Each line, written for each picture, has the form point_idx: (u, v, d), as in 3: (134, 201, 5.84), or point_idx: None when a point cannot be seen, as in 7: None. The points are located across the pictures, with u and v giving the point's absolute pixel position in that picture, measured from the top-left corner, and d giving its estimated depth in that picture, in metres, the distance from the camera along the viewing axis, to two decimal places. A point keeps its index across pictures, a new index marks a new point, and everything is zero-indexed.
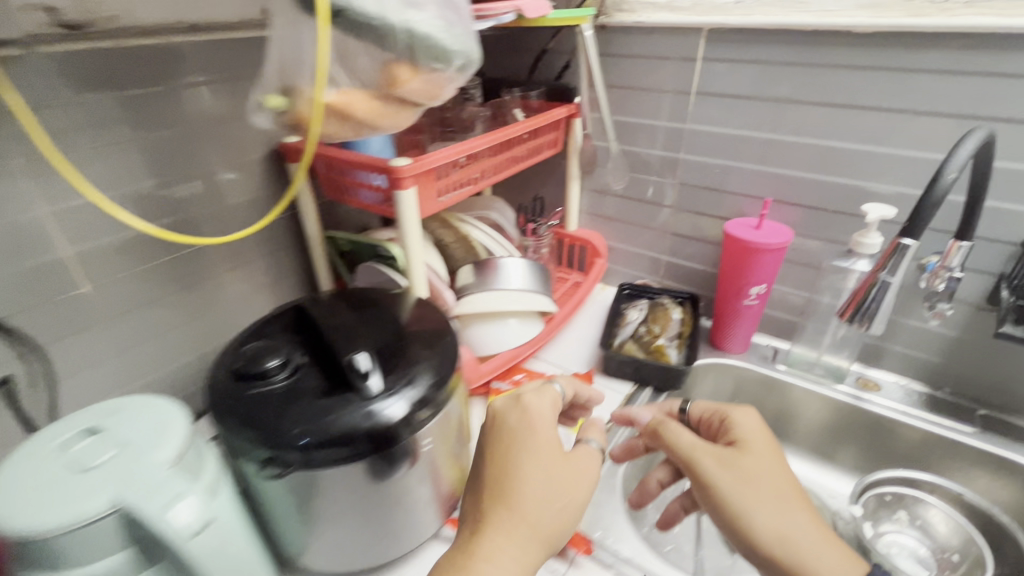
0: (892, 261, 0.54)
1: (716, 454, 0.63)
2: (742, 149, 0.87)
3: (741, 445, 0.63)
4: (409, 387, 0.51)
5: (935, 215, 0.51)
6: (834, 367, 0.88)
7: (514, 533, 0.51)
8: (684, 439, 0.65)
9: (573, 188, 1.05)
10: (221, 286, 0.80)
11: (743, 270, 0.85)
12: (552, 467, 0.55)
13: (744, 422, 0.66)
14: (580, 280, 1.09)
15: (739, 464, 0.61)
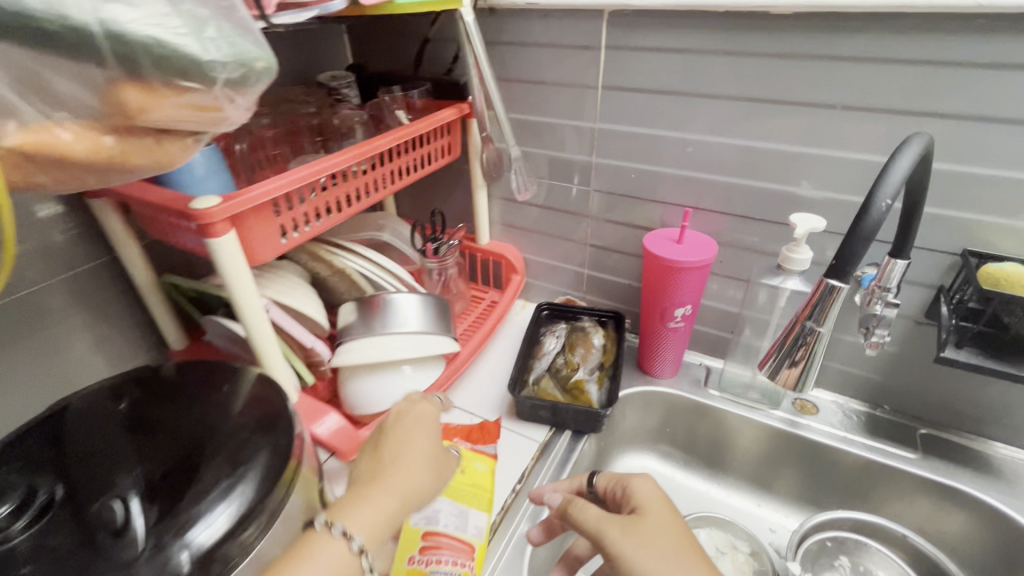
0: (819, 306, 0.44)
1: (621, 526, 0.53)
2: (659, 151, 0.76)
3: (643, 516, 0.54)
4: (181, 535, 0.37)
5: (867, 252, 0.41)
6: (768, 390, 0.80)
7: (372, 502, 0.46)
8: (589, 513, 0.55)
9: (479, 198, 0.92)
10: (18, 360, 0.62)
11: (666, 291, 0.75)
12: (412, 471, 0.49)
13: (644, 489, 0.58)
14: (497, 300, 0.98)
15: (644, 532, 0.52)
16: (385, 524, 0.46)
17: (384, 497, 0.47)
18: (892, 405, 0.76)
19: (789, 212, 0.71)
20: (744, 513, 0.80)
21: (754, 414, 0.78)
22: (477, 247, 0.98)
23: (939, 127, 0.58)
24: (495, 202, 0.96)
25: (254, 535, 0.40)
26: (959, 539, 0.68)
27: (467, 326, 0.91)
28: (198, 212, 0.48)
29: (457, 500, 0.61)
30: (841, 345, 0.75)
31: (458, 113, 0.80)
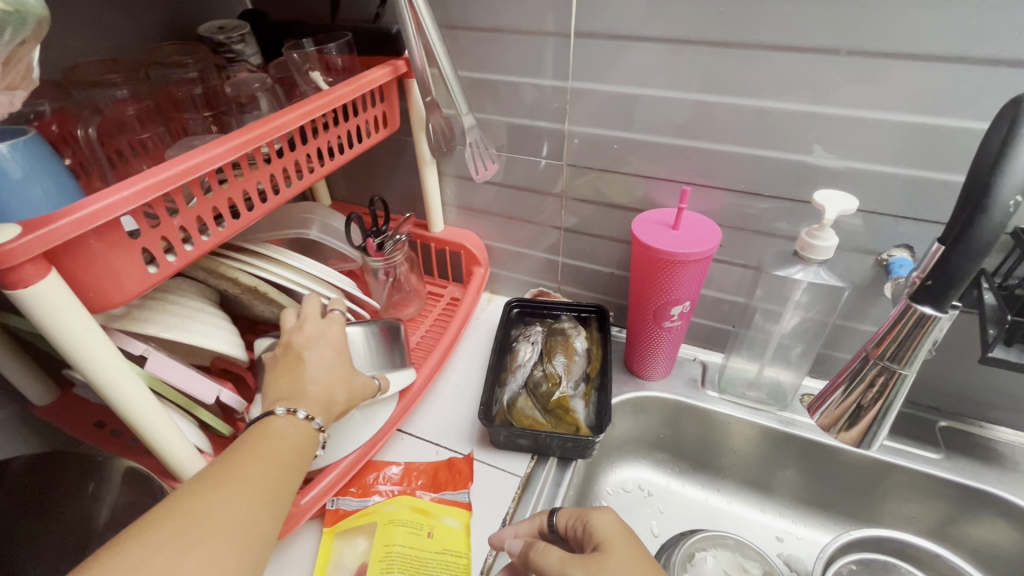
0: (901, 336, 0.39)
1: (587, 571, 0.41)
2: (644, 115, 0.61)
3: (615, 559, 0.41)
4: None
5: (969, 279, 0.35)
6: (773, 387, 0.70)
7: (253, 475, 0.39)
8: (551, 557, 0.43)
9: (427, 178, 0.75)
10: None
11: (660, 286, 0.63)
12: (340, 371, 0.51)
13: (606, 520, 0.45)
14: (459, 296, 0.83)
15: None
16: (293, 452, 0.43)
17: (293, 437, 0.44)
18: (907, 396, 0.68)
19: (802, 186, 0.59)
20: (748, 522, 0.72)
21: (760, 417, 0.69)
22: (430, 236, 0.82)
23: (996, 78, 0.47)
24: (447, 180, 0.80)
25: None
26: (984, 542, 0.61)
27: (425, 332, 0.77)
28: None
29: None
30: (855, 336, 0.66)
31: (391, 73, 0.63)
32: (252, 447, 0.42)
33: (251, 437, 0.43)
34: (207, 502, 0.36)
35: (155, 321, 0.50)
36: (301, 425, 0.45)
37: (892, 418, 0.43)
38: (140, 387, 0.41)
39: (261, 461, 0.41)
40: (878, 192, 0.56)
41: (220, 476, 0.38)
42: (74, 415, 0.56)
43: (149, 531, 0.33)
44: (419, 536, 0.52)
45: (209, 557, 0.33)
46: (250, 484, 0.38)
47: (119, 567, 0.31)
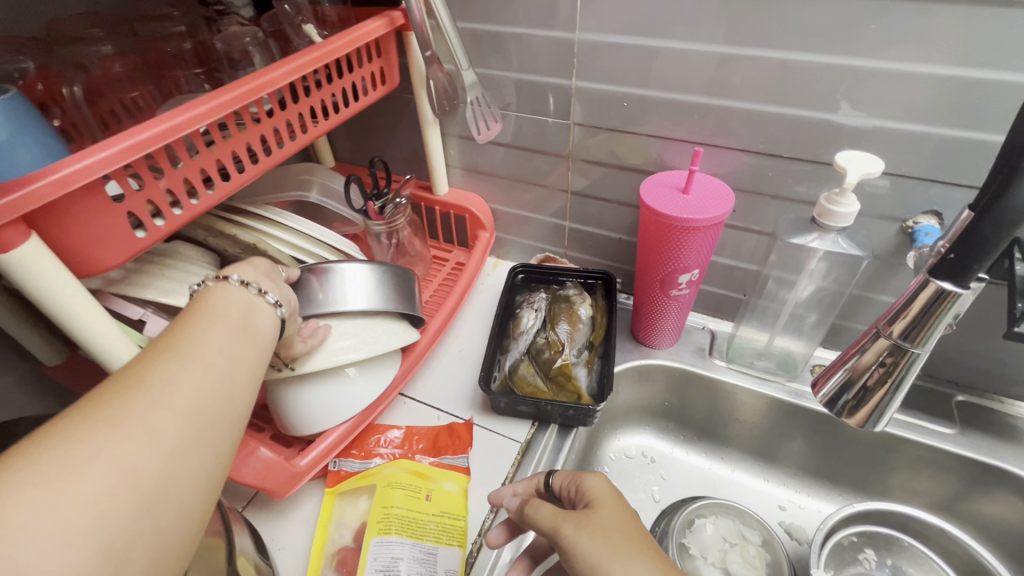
0: (911, 309, 0.37)
1: (577, 524, 0.40)
2: (655, 69, 0.57)
3: (604, 514, 0.41)
4: None
5: (997, 250, 0.32)
6: (783, 357, 0.68)
7: (186, 360, 0.35)
8: (544, 512, 0.43)
9: (430, 138, 0.73)
10: None
11: (667, 253, 0.61)
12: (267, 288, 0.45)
13: (595, 479, 0.45)
14: (463, 261, 0.82)
15: (605, 528, 0.39)
16: (234, 331, 0.39)
17: (238, 304, 0.41)
18: (924, 369, 0.66)
19: (825, 147, 0.55)
20: (751, 490, 0.72)
21: (768, 387, 0.67)
22: (434, 198, 0.80)
23: None
24: (451, 140, 0.77)
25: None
26: (994, 519, 0.60)
27: (428, 297, 0.76)
28: None
29: (423, 539, 0.49)
30: (872, 306, 0.63)
31: (388, 25, 0.59)
32: (195, 326, 0.37)
33: (189, 316, 0.38)
34: (158, 388, 0.32)
35: (153, 285, 0.51)
36: (249, 298, 0.42)
37: (900, 397, 0.41)
38: (132, 348, 0.42)
39: (214, 341, 0.37)
40: (906, 153, 0.52)
41: (160, 362, 0.34)
42: (82, 374, 0.57)
43: (84, 430, 0.29)
44: (418, 499, 0.52)
45: (165, 447, 0.30)
46: (206, 366, 0.35)
47: (65, 462, 0.27)
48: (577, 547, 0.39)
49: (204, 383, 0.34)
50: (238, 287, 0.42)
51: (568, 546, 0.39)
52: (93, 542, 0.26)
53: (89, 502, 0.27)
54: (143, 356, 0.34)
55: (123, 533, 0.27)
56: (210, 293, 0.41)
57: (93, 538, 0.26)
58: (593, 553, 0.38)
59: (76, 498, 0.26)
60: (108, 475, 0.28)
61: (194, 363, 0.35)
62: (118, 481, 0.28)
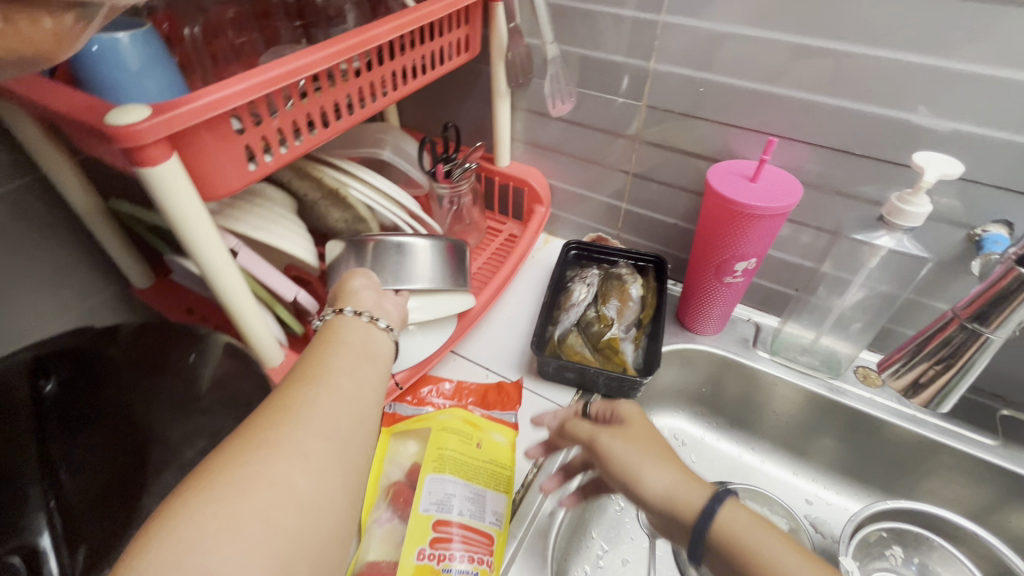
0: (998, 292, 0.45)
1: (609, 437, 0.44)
2: (735, 56, 0.58)
3: (633, 429, 0.44)
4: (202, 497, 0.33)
5: None
6: (828, 354, 0.69)
7: (323, 386, 0.37)
8: (581, 427, 0.47)
9: (500, 109, 0.75)
10: None
11: (728, 239, 0.62)
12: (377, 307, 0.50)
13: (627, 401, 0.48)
14: (516, 233, 0.84)
15: (635, 440, 0.43)
16: (359, 357, 0.42)
17: (359, 335, 0.45)
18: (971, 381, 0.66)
19: (901, 148, 0.55)
20: (779, 480, 0.73)
21: (810, 382, 0.68)
22: (496, 169, 0.83)
23: None
24: (518, 113, 0.79)
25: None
26: None
27: (482, 264, 0.79)
28: (122, 130, 0.33)
29: (473, 481, 0.52)
30: (926, 312, 0.63)
31: None
32: (326, 355, 0.41)
33: (320, 345, 0.42)
34: (303, 410, 0.35)
35: (245, 221, 0.55)
36: (367, 327, 0.46)
37: (974, 377, 0.51)
38: (235, 271, 0.45)
39: (342, 368, 0.40)
40: (984, 159, 0.52)
41: (303, 387, 0.37)
42: (167, 298, 0.61)
43: (249, 452, 0.32)
44: (469, 445, 0.55)
45: (315, 465, 0.33)
46: (339, 389, 0.38)
47: (237, 479, 0.31)
48: (612, 453, 0.43)
49: (340, 404, 0.37)
50: (352, 317, 0.46)
51: (601, 452, 0.44)
52: (262, 550, 0.29)
53: (260, 516, 0.30)
54: (290, 381, 0.38)
55: (287, 546, 0.30)
56: (336, 326, 0.45)
57: (265, 549, 0.29)
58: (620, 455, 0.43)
59: (250, 514, 0.29)
60: (270, 489, 0.31)
61: (329, 387, 0.38)
62: (279, 493, 0.31)
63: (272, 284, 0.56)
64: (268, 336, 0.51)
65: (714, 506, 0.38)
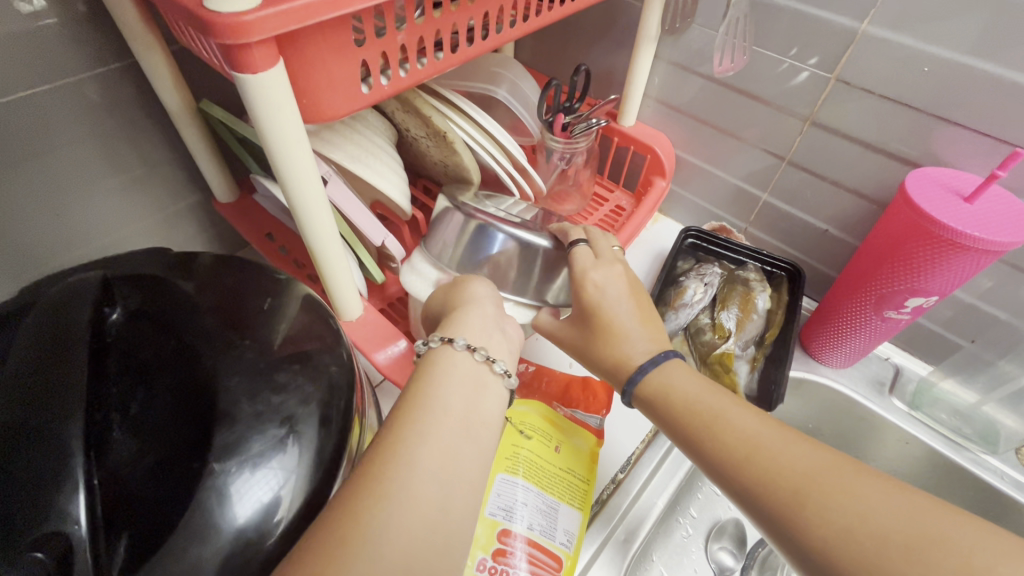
0: None
1: (588, 277, 0.49)
2: (995, 30, 0.43)
3: (609, 296, 0.48)
4: (274, 462, 0.26)
5: None
6: (988, 425, 0.56)
7: (411, 488, 0.29)
8: (581, 253, 0.51)
9: (641, 57, 0.62)
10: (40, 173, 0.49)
11: (908, 267, 0.49)
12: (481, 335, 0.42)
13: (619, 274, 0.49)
14: (625, 206, 0.73)
15: (610, 300, 0.47)
16: (460, 425, 0.34)
17: (453, 392, 0.36)
18: None
19: None
20: None
21: (956, 454, 0.56)
22: (617, 128, 0.71)
23: None
24: (659, 65, 0.66)
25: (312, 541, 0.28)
26: None
27: None
28: (222, 21, 0.26)
29: (547, 491, 0.46)
30: None
31: None
32: (424, 423, 0.33)
33: (418, 400, 0.34)
34: (376, 529, 0.27)
35: (341, 147, 0.48)
36: (476, 368, 0.38)
37: None
38: (327, 213, 0.39)
39: (438, 454, 0.31)
40: None
41: (382, 486, 0.29)
42: (249, 218, 0.57)
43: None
44: (548, 447, 0.49)
45: None
46: (426, 495, 0.29)
47: None
48: (589, 304, 0.48)
49: (429, 521, 0.29)
50: (464, 353, 0.39)
51: (649, 390, 0.42)
52: None
53: None
54: (367, 468, 0.30)
55: None
56: (436, 365, 0.38)
57: None
58: (690, 397, 0.40)
59: None
60: None
61: (407, 499, 0.29)
62: None
63: (363, 223, 0.50)
64: (350, 285, 0.46)
65: (652, 365, 0.43)
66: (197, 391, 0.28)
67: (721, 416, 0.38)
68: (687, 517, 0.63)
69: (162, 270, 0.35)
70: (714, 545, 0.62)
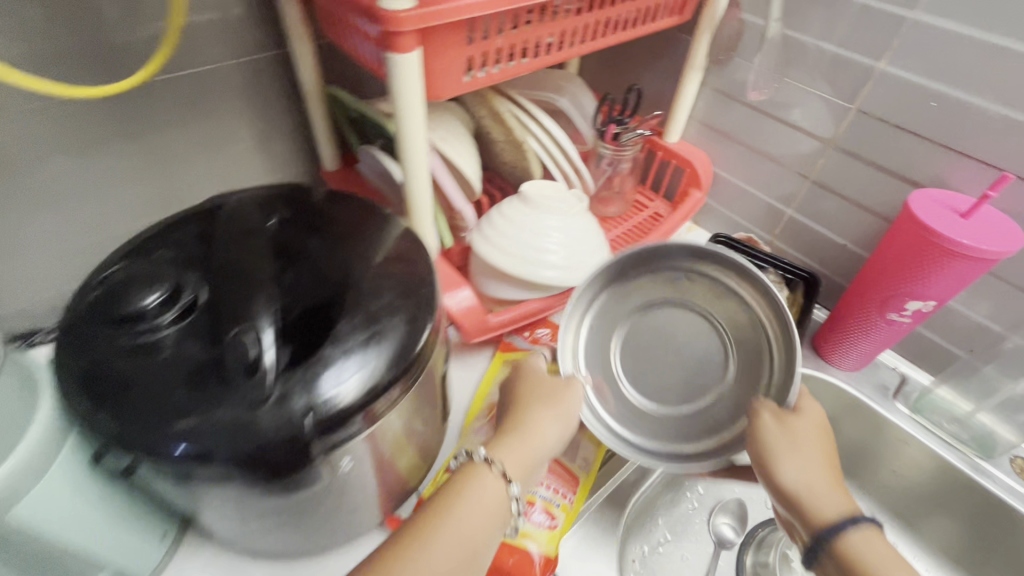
0: None
1: (810, 427, 0.47)
2: (991, 73, 0.51)
3: (814, 449, 0.46)
4: (372, 343, 0.35)
5: None
6: (983, 432, 0.61)
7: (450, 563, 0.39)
8: (809, 407, 0.48)
9: (687, 82, 0.73)
10: (188, 134, 0.61)
11: (910, 273, 0.56)
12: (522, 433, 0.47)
13: (815, 413, 0.48)
14: (662, 214, 0.82)
15: (808, 451, 0.46)
16: (488, 517, 0.41)
17: (480, 506, 0.42)
18: None
19: None
20: None
21: (952, 454, 0.61)
22: (661, 144, 0.81)
23: None
24: (704, 92, 0.76)
25: (383, 405, 0.35)
26: None
27: (620, 233, 0.79)
28: (390, 15, 0.38)
29: None
30: None
31: None
32: (462, 509, 0.41)
33: (454, 495, 0.42)
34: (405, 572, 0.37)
35: (433, 129, 0.60)
36: (498, 487, 0.43)
37: None
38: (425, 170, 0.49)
39: (467, 523, 0.40)
40: None
41: (415, 544, 0.39)
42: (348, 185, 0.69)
43: None
44: None
45: None
46: (445, 558, 0.38)
47: None
48: (805, 442, 0.46)
49: None
50: (483, 465, 0.44)
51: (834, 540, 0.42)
52: None
53: None
54: (403, 533, 0.40)
55: None
56: (470, 484, 0.43)
57: None
58: (880, 555, 0.41)
59: None
60: None
61: (436, 555, 0.38)
62: None
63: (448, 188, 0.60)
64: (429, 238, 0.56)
65: (847, 524, 0.42)
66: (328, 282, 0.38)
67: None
68: (694, 493, 0.69)
69: (302, 197, 0.45)
70: (717, 520, 0.67)
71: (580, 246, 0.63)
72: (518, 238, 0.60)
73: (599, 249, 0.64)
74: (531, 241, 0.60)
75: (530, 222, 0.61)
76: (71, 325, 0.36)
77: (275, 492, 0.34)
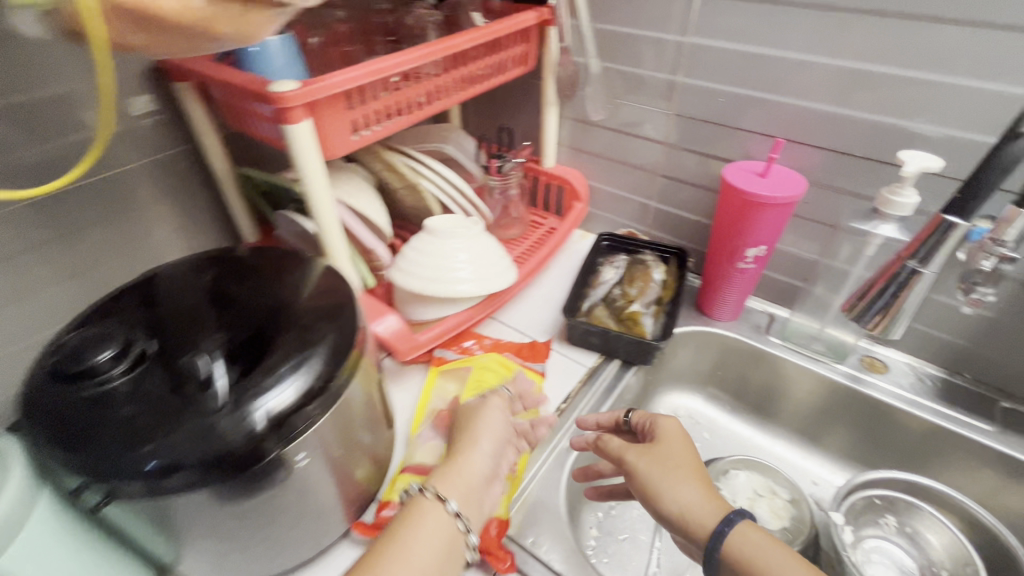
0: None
1: (677, 465, 0.54)
2: (762, 73, 0.68)
3: (656, 468, 0.54)
4: (312, 355, 0.42)
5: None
6: (835, 343, 0.75)
7: None
8: (669, 428, 0.57)
9: (548, 117, 0.88)
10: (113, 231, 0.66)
11: (741, 228, 0.70)
12: (676, 460, 0.54)
13: (668, 432, 0.57)
14: (555, 226, 0.94)
15: (670, 477, 0.53)
16: (445, 545, 0.47)
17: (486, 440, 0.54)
18: (972, 372, 0.71)
19: (887, 148, 0.63)
20: (785, 461, 0.80)
21: (817, 366, 0.74)
22: (541, 170, 0.94)
23: None
24: (565, 123, 0.91)
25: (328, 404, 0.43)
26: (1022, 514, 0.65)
27: (523, 250, 0.88)
28: (276, 96, 0.49)
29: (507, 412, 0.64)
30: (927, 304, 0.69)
31: (537, 18, 0.76)
32: (404, 546, 0.45)
33: (399, 531, 0.47)
34: None
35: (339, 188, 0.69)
36: (441, 526, 0.47)
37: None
38: (334, 213, 0.59)
39: (428, 532, 0.47)
40: (963, 158, 0.59)
41: None
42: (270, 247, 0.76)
43: None
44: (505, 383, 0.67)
45: None
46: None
47: None
48: (643, 485, 0.54)
49: None
50: (435, 504, 0.48)
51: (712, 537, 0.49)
52: None
53: None
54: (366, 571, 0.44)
55: None
56: (421, 513, 0.48)
57: None
58: (748, 545, 0.48)
59: None
60: None
61: None
62: None
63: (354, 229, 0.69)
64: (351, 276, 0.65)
65: (723, 528, 0.49)
66: (268, 314, 0.45)
67: (732, 535, 0.49)
68: None
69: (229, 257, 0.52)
70: None
71: (487, 262, 0.72)
72: (430, 267, 0.69)
73: (503, 260, 0.75)
74: (444, 268, 0.69)
75: (439, 252, 0.70)
76: (26, 396, 0.40)
77: (240, 491, 0.40)
